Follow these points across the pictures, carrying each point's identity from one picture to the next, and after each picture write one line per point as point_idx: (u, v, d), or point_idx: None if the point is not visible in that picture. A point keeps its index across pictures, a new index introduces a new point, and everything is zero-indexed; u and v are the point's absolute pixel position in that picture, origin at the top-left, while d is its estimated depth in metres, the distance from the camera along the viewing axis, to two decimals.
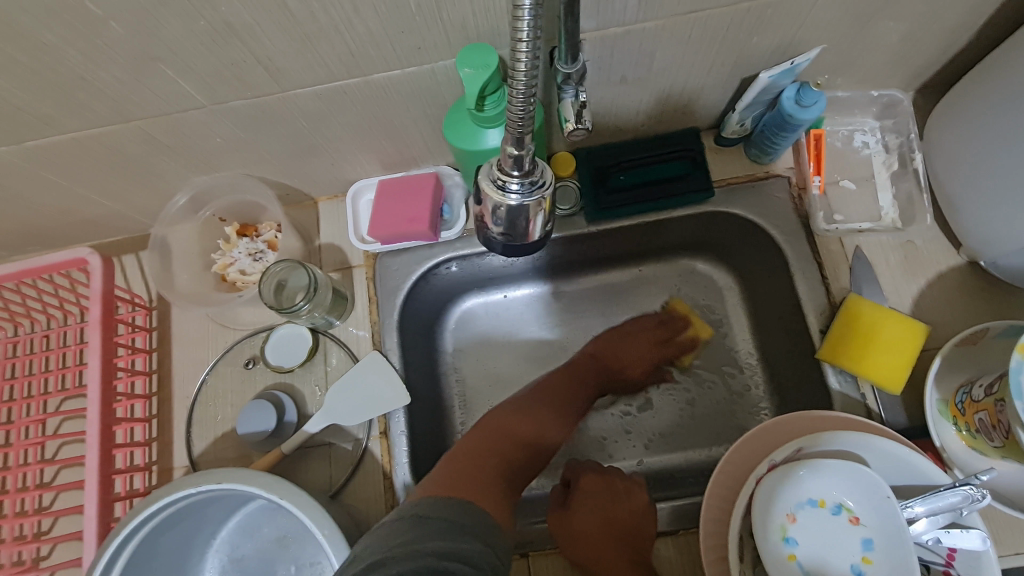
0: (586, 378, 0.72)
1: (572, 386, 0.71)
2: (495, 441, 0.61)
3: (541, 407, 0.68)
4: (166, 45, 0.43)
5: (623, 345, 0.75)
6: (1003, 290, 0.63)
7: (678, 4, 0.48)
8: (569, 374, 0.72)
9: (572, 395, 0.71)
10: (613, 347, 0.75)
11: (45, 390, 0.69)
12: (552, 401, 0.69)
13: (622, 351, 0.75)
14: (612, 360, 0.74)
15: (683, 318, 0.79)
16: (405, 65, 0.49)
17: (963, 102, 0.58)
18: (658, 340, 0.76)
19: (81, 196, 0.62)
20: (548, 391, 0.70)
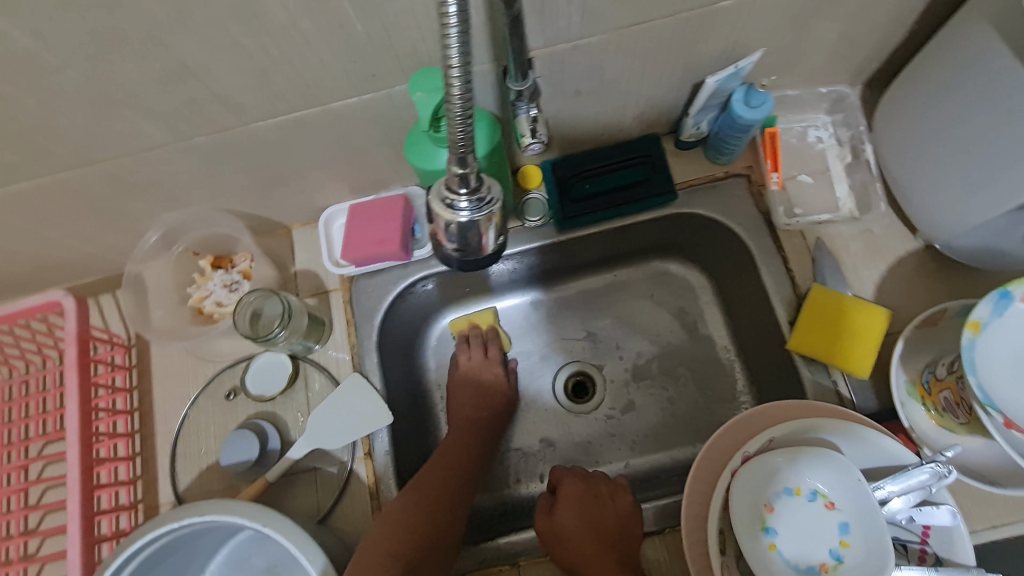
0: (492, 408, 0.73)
1: (460, 451, 0.68)
2: (391, 538, 0.56)
3: (432, 482, 0.63)
4: (123, 88, 0.45)
5: (494, 384, 0.74)
6: (960, 270, 0.65)
7: (619, 18, 0.50)
8: (472, 425, 0.71)
9: (468, 463, 0.67)
10: (479, 393, 0.73)
11: (26, 436, 0.69)
12: (449, 475, 0.65)
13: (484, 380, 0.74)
14: (478, 402, 0.72)
15: (661, 318, 0.80)
16: (361, 93, 0.51)
17: (904, 93, 0.60)
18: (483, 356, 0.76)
19: (53, 239, 0.63)
20: (438, 466, 0.65)
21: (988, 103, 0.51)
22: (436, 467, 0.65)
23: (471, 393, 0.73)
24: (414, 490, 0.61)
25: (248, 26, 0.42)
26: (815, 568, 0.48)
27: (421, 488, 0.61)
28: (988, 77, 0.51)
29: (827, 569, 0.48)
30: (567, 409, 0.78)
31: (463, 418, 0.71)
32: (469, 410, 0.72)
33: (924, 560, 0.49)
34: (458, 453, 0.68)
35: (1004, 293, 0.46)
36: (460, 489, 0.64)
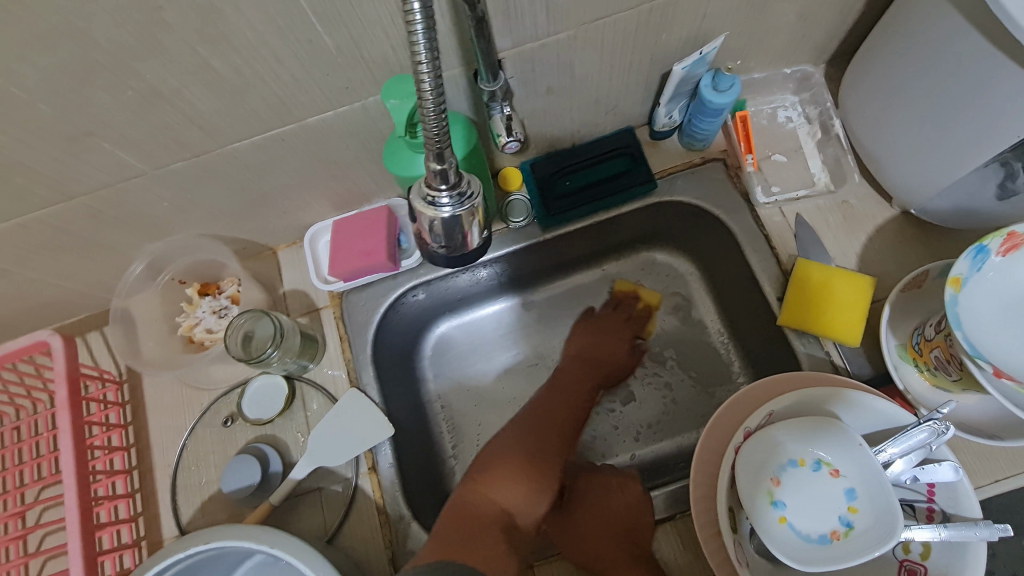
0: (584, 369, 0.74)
1: (572, 390, 0.72)
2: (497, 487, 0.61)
3: (534, 434, 0.66)
4: (96, 120, 0.45)
5: (592, 342, 0.76)
6: (938, 233, 0.66)
7: (584, 14, 0.51)
8: (573, 375, 0.74)
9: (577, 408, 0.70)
10: (586, 345, 0.76)
11: (21, 482, 0.68)
12: (553, 414, 0.68)
13: (598, 334, 0.77)
14: (596, 352, 0.76)
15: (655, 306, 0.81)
16: (336, 106, 0.52)
17: (866, 66, 0.62)
18: (623, 323, 0.78)
19: (34, 280, 0.62)
20: (544, 409, 0.69)
21: (946, 68, 0.53)
22: (543, 413, 0.68)
23: (579, 348, 0.76)
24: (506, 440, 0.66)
25: (217, 48, 0.42)
26: (826, 537, 0.48)
27: (524, 437, 0.65)
28: (943, 43, 0.52)
29: (838, 536, 0.48)
30: None
31: (580, 361, 0.75)
32: (582, 356, 0.75)
33: (932, 518, 0.49)
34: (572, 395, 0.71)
35: (981, 247, 0.47)
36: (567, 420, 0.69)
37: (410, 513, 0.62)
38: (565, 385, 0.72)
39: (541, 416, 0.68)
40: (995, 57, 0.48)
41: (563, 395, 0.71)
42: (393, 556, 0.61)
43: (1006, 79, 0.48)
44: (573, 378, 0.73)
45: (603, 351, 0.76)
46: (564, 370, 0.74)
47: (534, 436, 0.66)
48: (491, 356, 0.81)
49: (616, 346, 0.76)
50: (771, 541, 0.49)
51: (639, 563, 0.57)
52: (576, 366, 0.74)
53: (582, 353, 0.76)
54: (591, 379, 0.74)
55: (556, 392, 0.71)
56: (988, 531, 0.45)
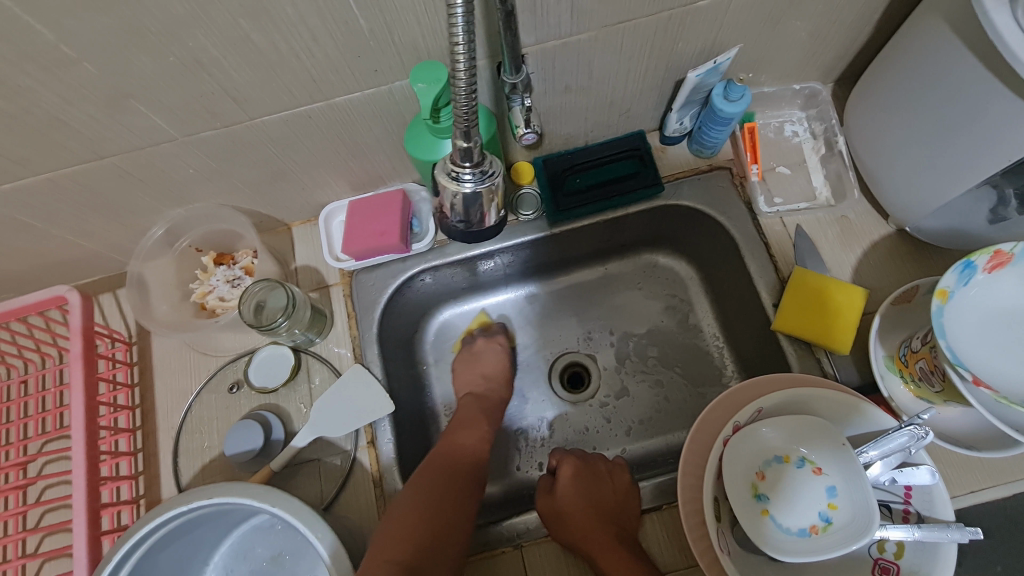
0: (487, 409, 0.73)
1: (471, 425, 0.70)
2: (412, 528, 0.56)
3: (438, 475, 0.62)
4: (138, 82, 0.47)
5: (479, 380, 0.75)
6: (931, 252, 0.69)
7: (606, 16, 0.54)
8: (473, 412, 0.71)
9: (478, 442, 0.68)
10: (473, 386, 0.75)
11: (25, 434, 0.69)
12: (455, 450, 0.66)
13: (484, 370, 0.77)
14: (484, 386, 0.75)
15: (653, 308, 0.83)
16: (364, 87, 0.54)
17: (871, 87, 0.65)
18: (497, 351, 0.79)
19: (56, 237, 0.64)
20: (446, 446, 0.67)
21: (947, 91, 0.55)
22: (445, 448, 0.66)
23: (469, 386, 0.75)
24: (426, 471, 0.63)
25: (258, 22, 0.44)
26: (806, 531, 0.50)
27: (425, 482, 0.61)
28: (947, 67, 0.55)
29: (817, 531, 0.50)
30: (564, 398, 0.80)
31: (474, 396, 0.74)
32: (480, 390, 0.75)
33: (907, 519, 0.51)
34: (467, 431, 0.69)
35: (968, 263, 0.50)
36: (471, 456, 0.66)
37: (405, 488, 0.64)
38: (464, 422, 0.70)
39: (447, 453, 0.65)
40: (994, 84, 0.51)
41: (461, 431, 0.69)
42: None
43: (1001, 105, 0.51)
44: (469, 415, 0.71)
45: (489, 387, 0.75)
46: (462, 409, 0.72)
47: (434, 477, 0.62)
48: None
49: (503, 382, 0.77)
50: (754, 532, 0.51)
51: (623, 546, 0.58)
52: (475, 402, 0.73)
53: (475, 388, 0.75)
54: (488, 413, 0.72)
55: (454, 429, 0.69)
56: (959, 533, 0.47)
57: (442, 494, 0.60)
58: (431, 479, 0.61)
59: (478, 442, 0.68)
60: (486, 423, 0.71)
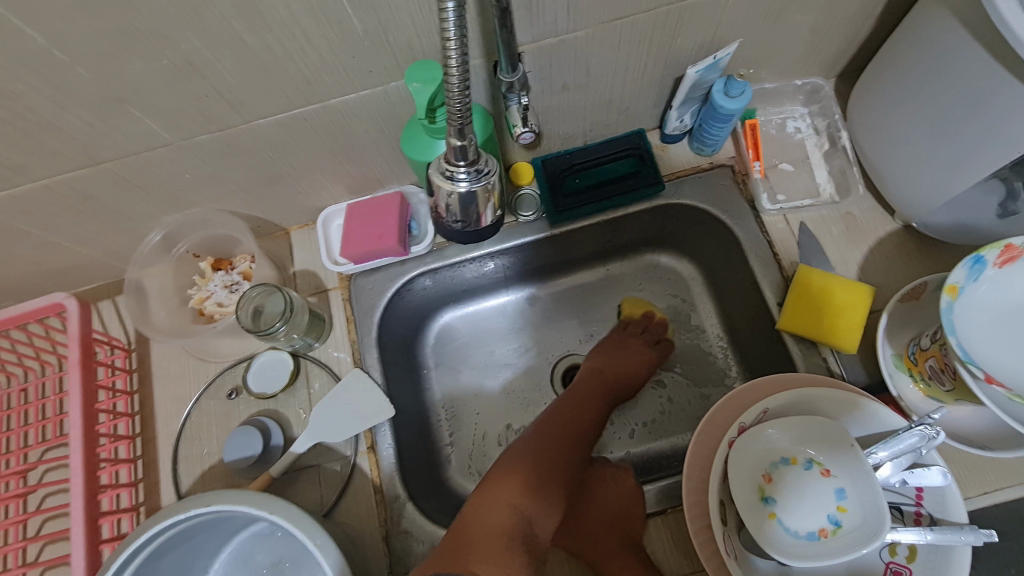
0: (602, 391, 0.72)
1: (565, 436, 0.66)
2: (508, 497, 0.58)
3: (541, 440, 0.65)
4: (130, 87, 0.46)
5: (603, 360, 0.75)
6: (937, 248, 0.67)
7: (604, 12, 0.53)
8: (595, 391, 0.71)
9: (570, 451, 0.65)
10: (607, 366, 0.74)
11: (24, 443, 0.69)
12: (537, 464, 0.61)
13: (620, 354, 0.75)
14: (614, 373, 0.74)
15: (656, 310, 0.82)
16: (359, 89, 0.53)
17: (874, 80, 0.64)
18: (646, 347, 0.76)
19: (54, 244, 0.64)
20: (524, 457, 0.62)
21: (951, 83, 0.54)
22: (526, 458, 0.62)
23: (598, 364, 0.74)
24: (494, 489, 0.59)
25: (251, 23, 0.44)
26: (814, 534, 0.48)
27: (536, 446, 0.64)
28: (952, 59, 0.53)
29: (826, 534, 0.48)
30: None
31: (601, 376, 0.73)
32: (607, 369, 0.74)
33: (919, 521, 0.50)
34: (583, 404, 0.70)
35: (978, 258, 0.49)
36: (559, 474, 0.62)
37: (406, 494, 0.63)
38: (580, 397, 0.70)
39: (525, 468, 0.61)
40: (1000, 75, 0.50)
41: (562, 437, 0.65)
42: (387, 535, 0.62)
43: (1008, 97, 0.50)
44: (569, 419, 0.68)
45: (615, 370, 0.74)
46: (585, 383, 0.72)
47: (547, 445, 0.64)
48: (479, 374, 0.81)
49: (634, 370, 0.75)
50: (761, 535, 0.49)
51: (628, 553, 0.58)
52: (597, 378, 0.73)
53: (600, 367, 0.74)
54: (606, 393, 0.72)
55: (546, 430, 0.66)
56: (973, 536, 0.46)
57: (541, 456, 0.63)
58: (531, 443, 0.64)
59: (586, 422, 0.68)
60: (600, 399, 0.71)
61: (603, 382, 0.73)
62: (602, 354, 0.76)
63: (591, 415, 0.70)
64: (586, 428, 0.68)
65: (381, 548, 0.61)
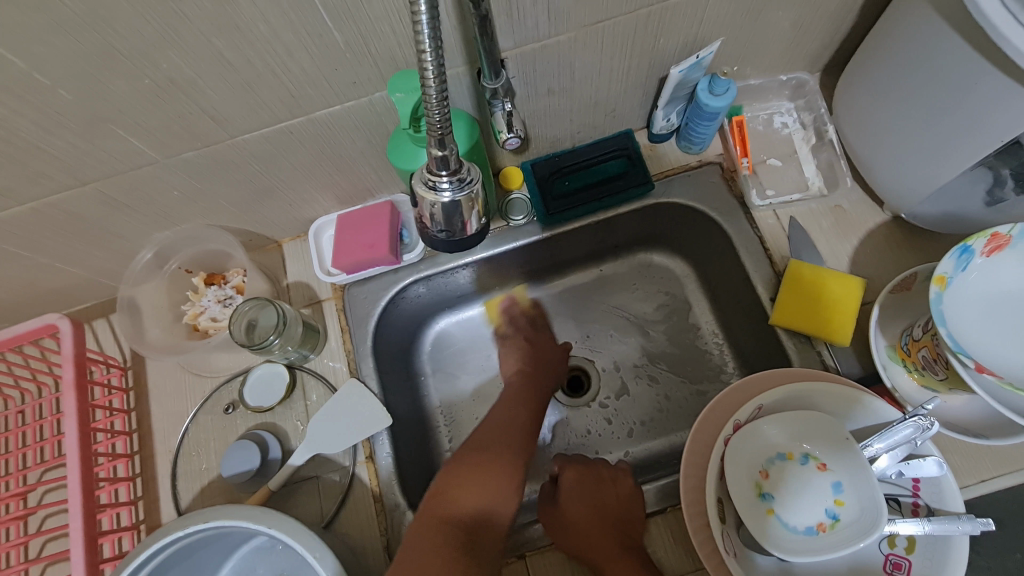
0: (535, 390, 0.72)
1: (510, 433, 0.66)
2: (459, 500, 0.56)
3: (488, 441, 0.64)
4: (115, 107, 0.47)
5: (522, 360, 0.76)
6: (928, 238, 0.67)
7: (584, 16, 0.53)
8: (527, 385, 0.72)
9: (516, 442, 0.65)
10: (527, 362, 0.75)
11: (24, 464, 0.69)
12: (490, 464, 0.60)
13: (530, 351, 0.77)
14: (535, 366, 0.75)
15: (651, 309, 0.82)
16: (343, 101, 0.54)
17: (858, 73, 0.64)
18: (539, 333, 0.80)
19: (46, 265, 0.64)
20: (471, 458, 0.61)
21: (933, 73, 0.54)
22: (475, 456, 0.62)
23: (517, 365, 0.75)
24: (443, 495, 0.57)
25: (230, 40, 0.44)
26: (812, 529, 0.48)
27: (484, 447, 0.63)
28: (933, 49, 0.54)
29: (825, 529, 0.48)
30: (565, 403, 0.79)
31: (524, 373, 0.74)
32: (523, 367, 0.75)
33: (917, 512, 0.50)
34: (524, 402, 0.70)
35: (966, 247, 0.49)
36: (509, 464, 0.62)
37: (406, 502, 0.63)
38: (519, 397, 0.71)
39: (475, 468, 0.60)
40: (981, 65, 0.50)
41: (508, 430, 0.66)
42: (388, 544, 0.62)
43: (989, 87, 0.50)
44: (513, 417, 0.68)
45: (536, 365, 0.75)
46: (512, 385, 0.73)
47: (494, 444, 0.63)
48: (478, 379, 0.81)
49: (551, 359, 0.77)
50: (759, 532, 0.49)
51: (630, 555, 0.56)
52: (523, 377, 0.73)
53: (520, 366, 0.75)
54: (541, 388, 0.73)
55: (497, 430, 0.66)
56: (969, 525, 0.46)
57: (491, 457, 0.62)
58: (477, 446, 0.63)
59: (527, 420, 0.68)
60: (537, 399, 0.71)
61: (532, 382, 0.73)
62: (521, 350, 0.77)
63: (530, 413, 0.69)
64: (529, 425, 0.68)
65: (382, 557, 0.61)
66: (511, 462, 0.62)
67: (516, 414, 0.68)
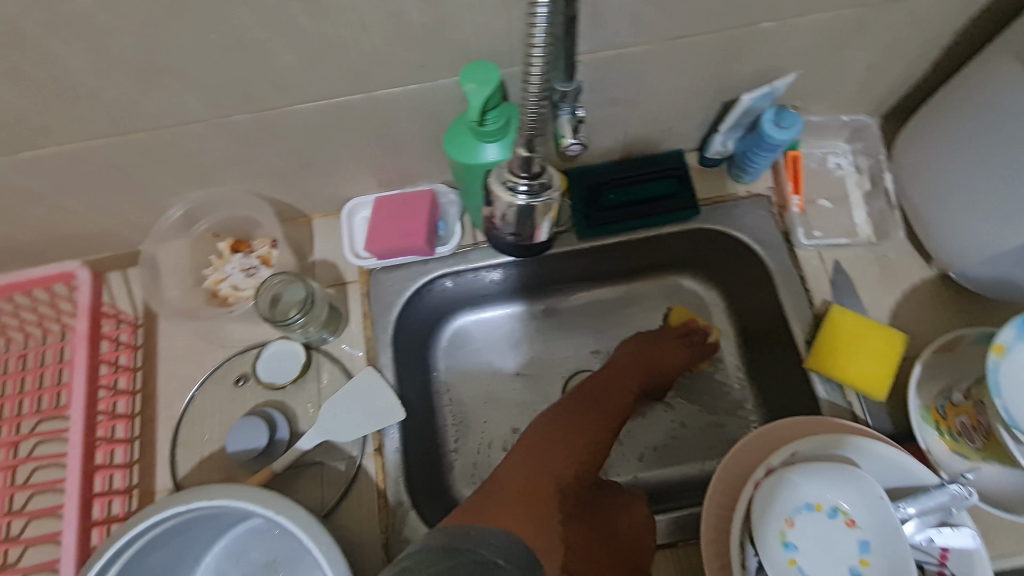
0: (632, 380, 0.70)
1: (607, 413, 0.65)
2: (527, 474, 0.56)
3: (574, 422, 0.62)
4: (174, 58, 0.44)
5: (644, 351, 0.73)
6: (971, 301, 0.66)
7: (667, 29, 0.51)
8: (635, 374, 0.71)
9: (598, 428, 0.62)
10: (641, 353, 0.73)
11: (19, 412, 0.67)
12: (578, 432, 0.61)
13: (652, 346, 0.74)
14: (648, 361, 0.72)
15: (702, 343, 0.76)
16: (407, 83, 0.52)
17: (931, 123, 0.62)
18: (681, 343, 0.75)
19: (71, 210, 0.62)
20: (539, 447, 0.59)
21: (1016, 135, 0.53)
22: (556, 426, 0.62)
23: (631, 350, 0.74)
24: (516, 463, 0.58)
25: (309, 7, 0.42)
26: None
27: (572, 415, 0.63)
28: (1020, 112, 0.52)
29: None
30: None
31: (634, 362, 0.72)
32: (633, 355, 0.73)
33: None
34: (622, 380, 0.70)
35: None
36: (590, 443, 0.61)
37: (410, 501, 0.61)
38: (618, 378, 0.70)
39: (540, 459, 0.58)
40: None
41: (604, 414, 0.64)
42: (387, 543, 0.60)
43: None
44: (602, 398, 0.66)
45: (654, 356, 0.73)
46: (615, 370, 0.71)
47: (582, 417, 0.63)
48: (492, 381, 0.79)
49: (675, 363, 0.73)
50: None
51: None
52: (628, 362, 0.72)
53: (633, 352, 0.74)
54: (644, 380, 0.71)
55: (597, 403, 0.66)
56: None
57: (578, 420, 0.63)
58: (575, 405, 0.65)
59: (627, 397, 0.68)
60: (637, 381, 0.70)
61: (634, 371, 0.71)
62: (640, 346, 0.74)
63: (629, 386, 0.70)
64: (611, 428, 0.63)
65: (379, 555, 0.60)
66: (597, 437, 0.62)
67: (612, 391, 0.68)
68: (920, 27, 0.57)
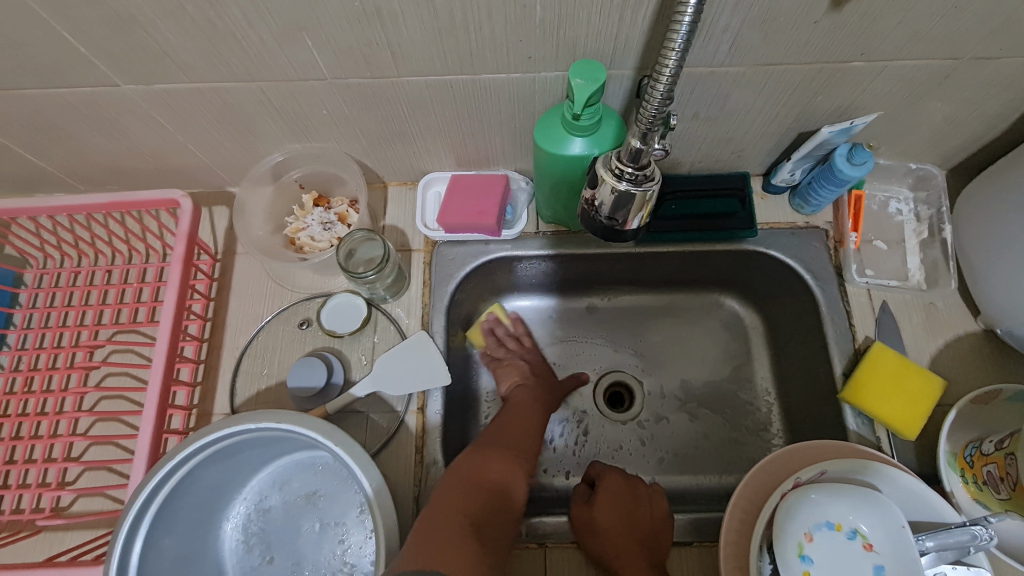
0: (536, 400, 0.70)
1: (523, 440, 0.64)
2: (461, 504, 0.52)
3: (493, 451, 0.60)
4: (316, 18, 0.49)
5: (533, 379, 0.73)
6: (1013, 360, 0.67)
7: (762, 55, 0.54)
8: (537, 396, 0.71)
9: (520, 450, 0.62)
10: (528, 380, 0.73)
11: (99, 321, 0.71)
12: (501, 459, 0.59)
13: (531, 369, 0.75)
14: (539, 386, 0.73)
15: (519, 333, 0.80)
16: (511, 71, 0.55)
17: (996, 182, 0.64)
18: (513, 349, 0.77)
19: (180, 144, 0.67)
20: (458, 485, 0.54)
21: None
22: (481, 453, 0.59)
23: (517, 378, 0.73)
24: (450, 492, 0.53)
25: None
26: None
27: (492, 444, 0.61)
28: None
29: None
30: (602, 414, 0.80)
31: (531, 384, 0.73)
32: (532, 382, 0.73)
33: None
34: (528, 405, 0.69)
35: None
36: (513, 468, 0.59)
37: (443, 461, 0.65)
38: (516, 408, 0.69)
39: (464, 490, 0.53)
40: None
41: (521, 433, 0.65)
42: (418, 496, 0.63)
43: None
44: (516, 425, 0.66)
45: (536, 380, 0.74)
46: (517, 395, 0.71)
47: (500, 445, 0.61)
48: None
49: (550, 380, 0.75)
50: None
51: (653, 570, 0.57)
52: (527, 391, 0.71)
53: (524, 380, 0.73)
54: (545, 403, 0.71)
55: (510, 429, 0.65)
56: None
57: (500, 450, 0.61)
58: (493, 435, 0.63)
59: (537, 421, 0.68)
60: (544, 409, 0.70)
61: (540, 395, 0.72)
62: (515, 360, 0.76)
63: (540, 412, 0.69)
64: (528, 453, 0.63)
65: (410, 505, 0.63)
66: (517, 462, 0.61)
67: (523, 417, 0.67)
68: (1005, 88, 0.59)
